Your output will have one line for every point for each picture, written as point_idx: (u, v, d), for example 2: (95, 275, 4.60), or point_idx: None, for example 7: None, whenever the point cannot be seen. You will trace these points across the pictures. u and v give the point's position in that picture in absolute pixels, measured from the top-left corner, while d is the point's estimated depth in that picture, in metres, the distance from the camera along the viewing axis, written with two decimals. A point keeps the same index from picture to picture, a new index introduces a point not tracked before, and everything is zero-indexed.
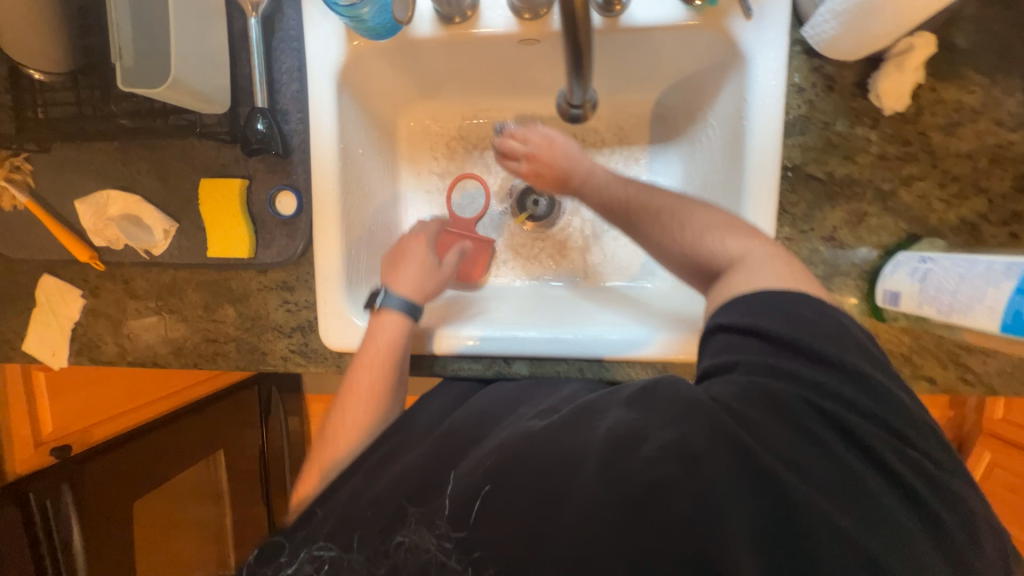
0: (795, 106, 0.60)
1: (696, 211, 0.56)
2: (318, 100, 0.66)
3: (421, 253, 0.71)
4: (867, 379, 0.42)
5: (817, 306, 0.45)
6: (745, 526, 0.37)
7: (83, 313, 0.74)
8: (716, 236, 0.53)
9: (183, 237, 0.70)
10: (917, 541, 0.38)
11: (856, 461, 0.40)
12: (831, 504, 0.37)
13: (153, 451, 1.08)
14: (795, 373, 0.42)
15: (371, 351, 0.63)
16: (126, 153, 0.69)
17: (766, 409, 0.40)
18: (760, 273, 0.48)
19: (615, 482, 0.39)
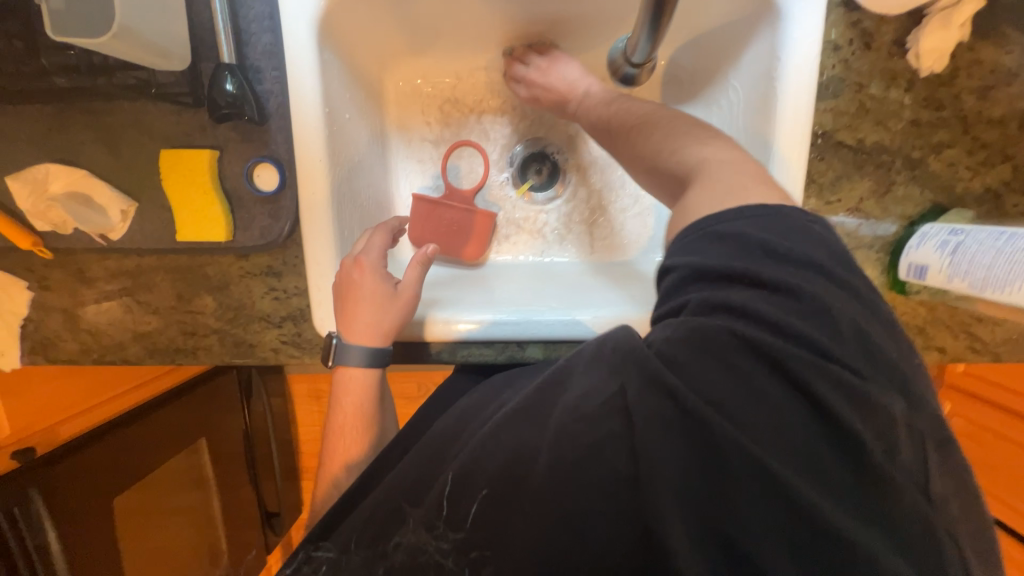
0: (830, 66, 0.56)
1: (665, 122, 0.56)
2: (296, 53, 0.56)
3: (369, 286, 0.60)
4: (824, 310, 0.36)
5: (783, 235, 0.39)
6: (668, 479, 0.34)
7: (32, 308, 0.64)
8: (682, 144, 0.52)
9: (144, 218, 0.60)
10: (853, 490, 0.34)
11: (800, 403, 0.34)
12: (762, 450, 0.33)
13: (130, 444, 1.01)
14: (738, 307, 0.37)
15: (348, 395, 0.60)
16: (64, 119, 0.58)
17: (699, 350, 0.36)
18: (711, 183, 0.45)
19: (563, 443, 0.36)
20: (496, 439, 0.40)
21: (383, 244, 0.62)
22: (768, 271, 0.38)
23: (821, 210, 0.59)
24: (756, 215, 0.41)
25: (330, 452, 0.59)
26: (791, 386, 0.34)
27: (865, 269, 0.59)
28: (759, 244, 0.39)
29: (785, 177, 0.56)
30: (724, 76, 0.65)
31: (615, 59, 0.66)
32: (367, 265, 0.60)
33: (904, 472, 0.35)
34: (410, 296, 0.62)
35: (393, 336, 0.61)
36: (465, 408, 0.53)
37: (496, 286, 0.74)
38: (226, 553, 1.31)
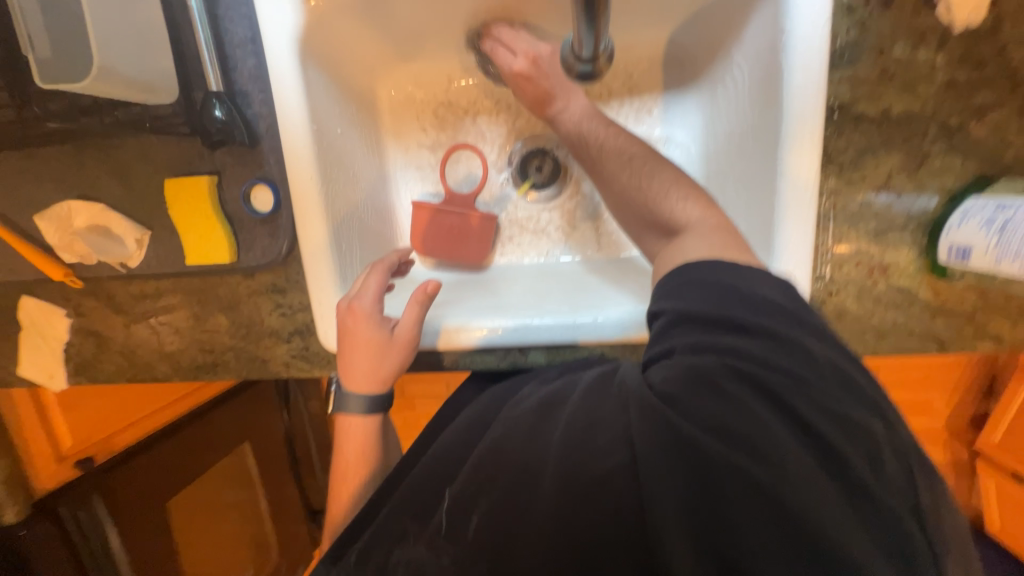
0: (844, 29, 0.50)
1: (664, 167, 0.56)
2: (280, 74, 0.57)
3: (364, 333, 0.60)
4: (804, 347, 0.37)
5: (747, 276, 0.41)
6: (671, 508, 0.32)
7: (71, 333, 0.70)
8: (676, 195, 0.53)
9: (158, 245, 0.64)
10: (864, 519, 0.32)
11: (791, 437, 0.34)
12: (762, 474, 0.32)
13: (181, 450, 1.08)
14: (724, 345, 0.37)
15: (350, 439, 0.62)
16: (81, 158, 0.62)
17: (689, 383, 0.36)
18: (706, 240, 0.47)
19: (568, 467, 0.36)
20: (503, 459, 0.40)
21: (378, 287, 0.61)
22: (750, 315, 0.39)
23: (841, 192, 0.53)
24: (721, 263, 0.43)
25: (340, 470, 0.62)
26: (783, 416, 0.34)
27: (898, 253, 0.53)
28: (735, 288, 0.40)
29: (795, 159, 0.51)
30: (728, 53, 0.60)
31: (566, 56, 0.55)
32: (361, 312, 0.60)
33: (897, 495, 0.33)
34: (409, 339, 0.61)
35: (390, 381, 0.62)
36: (471, 419, 0.52)
37: (499, 292, 0.72)
38: (276, 545, 1.40)
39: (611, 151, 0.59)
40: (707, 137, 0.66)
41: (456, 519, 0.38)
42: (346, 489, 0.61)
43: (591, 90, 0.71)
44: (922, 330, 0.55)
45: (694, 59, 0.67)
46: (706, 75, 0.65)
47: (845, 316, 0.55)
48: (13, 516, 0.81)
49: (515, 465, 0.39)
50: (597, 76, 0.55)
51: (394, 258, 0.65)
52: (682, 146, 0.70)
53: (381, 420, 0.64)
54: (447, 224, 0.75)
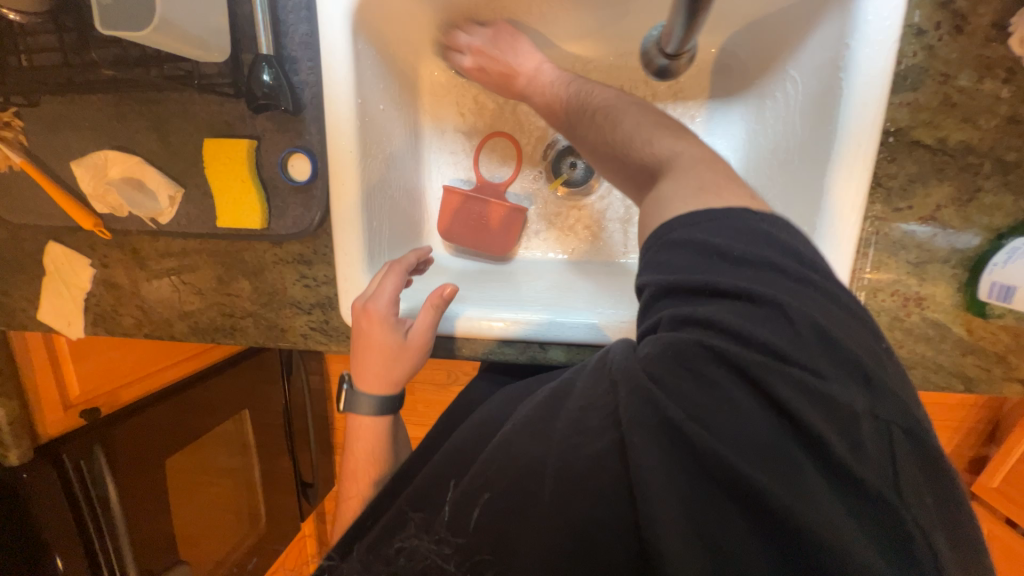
0: (910, 52, 0.49)
1: (632, 111, 0.54)
2: (331, 44, 0.56)
3: (379, 336, 0.60)
4: (790, 321, 0.34)
5: (730, 238, 0.38)
6: (661, 493, 0.31)
7: (94, 283, 0.70)
8: (648, 137, 0.50)
9: (190, 203, 0.63)
10: (843, 495, 0.32)
11: (780, 423, 0.32)
12: (748, 459, 0.31)
13: (183, 410, 1.08)
14: (706, 319, 0.35)
15: (360, 440, 0.63)
16: (123, 109, 0.62)
17: (672, 368, 0.34)
18: (682, 180, 0.43)
19: (568, 456, 0.36)
20: (511, 452, 0.39)
21: (394, 290, 0.60)
22: (735, 286, 0.36)
23: (886, 218, 0.52)
24: (705, 222, 0.39)
25: (349, 463, 0.63)
26: (764, 398, 0.33)
27: (936, 286, 0.53)
28: (718, 253, 0.37)
29: (842, 179, 0.50)
30: (783, 66, 0.60)
31: (649, 50, 0.62)
32: (376, 315, 0.59)
33: (877, 467, 0.33)
34: (422, 343, 0.61)
35: (402, 382, 0.63)
36: (485, 418, 0.51)
37: (521, 285, 0.72)
38: (266, 519, 1.38)
39: (581, 114, 0.59)
40: (751, 148, 0.66)
41: (467, 508, 0.38)
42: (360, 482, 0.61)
43: (634, 90, 0.71)
44: (950, 366, 0.54)
45: (745, 70, 0.66)
46: (756, 86, 0.65)
47: None
48: (17, 457, 0.83)
49: (518, 454, 0.39)
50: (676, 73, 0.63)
51: (412, 259, 0.63)
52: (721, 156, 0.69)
53: (390, 421, 0.65)
54: (476, 212, 0.75)
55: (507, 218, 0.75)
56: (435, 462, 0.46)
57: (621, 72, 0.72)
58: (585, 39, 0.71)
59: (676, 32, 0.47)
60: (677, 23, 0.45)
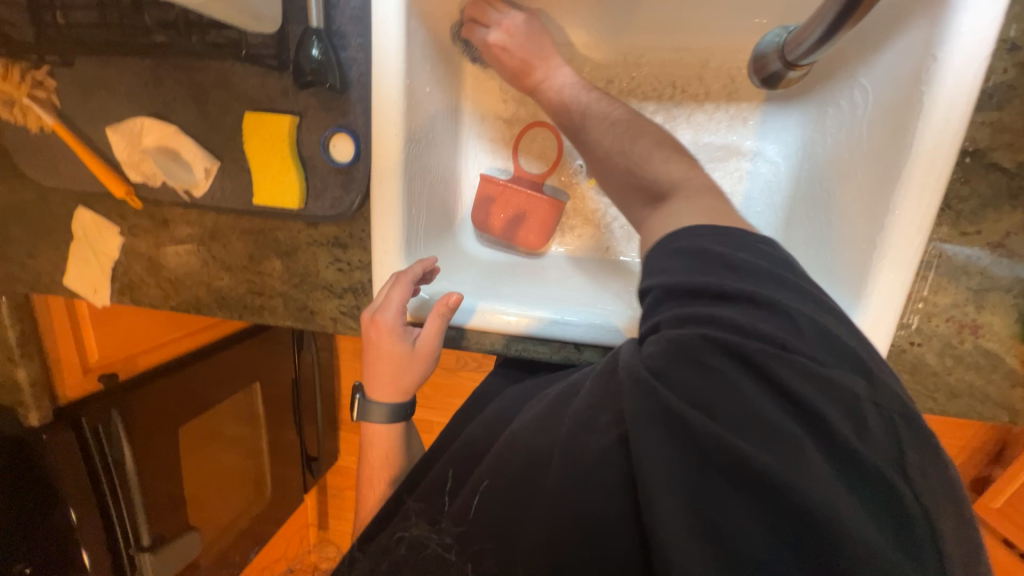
0: (1001, 68, 0.46)
1: (651, 134, 0.52)
2: (384, 21, 0.54)
3: (387, 345, 0.58)
4: (789, 314, 0.33)
5: (728, 241, 0.37)
6: (663, 483, 0.29)
7: (122, 252, 0.68)
8: (662, 159, 0.48)
9: (226, 178, 0.62)
10: (852, 481, 0.30)
11: (784, 413, 0.31)
12: (753, 447, 0.29)
13: (200, 379, 1.08)
14: (707, 316, 0.33)
15: (374, 447, 0.63)
16: (161, 75, 0.60)
17: (672, 360, 0.32)
18: (694, 202, 0.42)
19: (573, 453, 0.35)
20: (521, 447, 0.40)
21: (400, 301, 0.58)
22: (731, 280, 0.35)
23: (952, 241, 0.50)
24: (705, 231, 0.38)
25: (365, 472, 0.63)
26: (764, 386, 0.31)
27: (993, 315, 0.51)
28: (713, 256, 0.36)
29: (906, 199, 0.49)
30: (852, 73, 0.57)
31: (764, 54, 0.60)
32: (384, 325, 0.58)
33: (880, 448, 0.31)
34: (429, 354, 0.59)
35: (411, 391, 0.62)
36: (498, 413, 0.55)
37: (554, 283, 0.70)
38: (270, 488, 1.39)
39: (596, 117, 0.57)
40: (806, 157, 0.64)
41: (474, 494, 0.40)
42: (381, 469, 0.62)
43: (686, 87, 0.69)
44: (998, 397, 0.53)
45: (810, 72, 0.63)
46: (820, 91, 0.62)
47: (921, 369, 0.53)
48: (36, 418, 0.84)
49: (520, 450, 0.40)
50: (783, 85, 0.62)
51: (418, 271, 0.59)
52: (771, 163, 0.68)
53: (405, 428, 0.64)
54: (510, 202, 0.72)
55: (508, 218, 0.73)
56: (444, 460, 0.50)
57: (675, 67, 0.69)
58: (641, 29, 0.67)
59: (815, 35, 0.46)
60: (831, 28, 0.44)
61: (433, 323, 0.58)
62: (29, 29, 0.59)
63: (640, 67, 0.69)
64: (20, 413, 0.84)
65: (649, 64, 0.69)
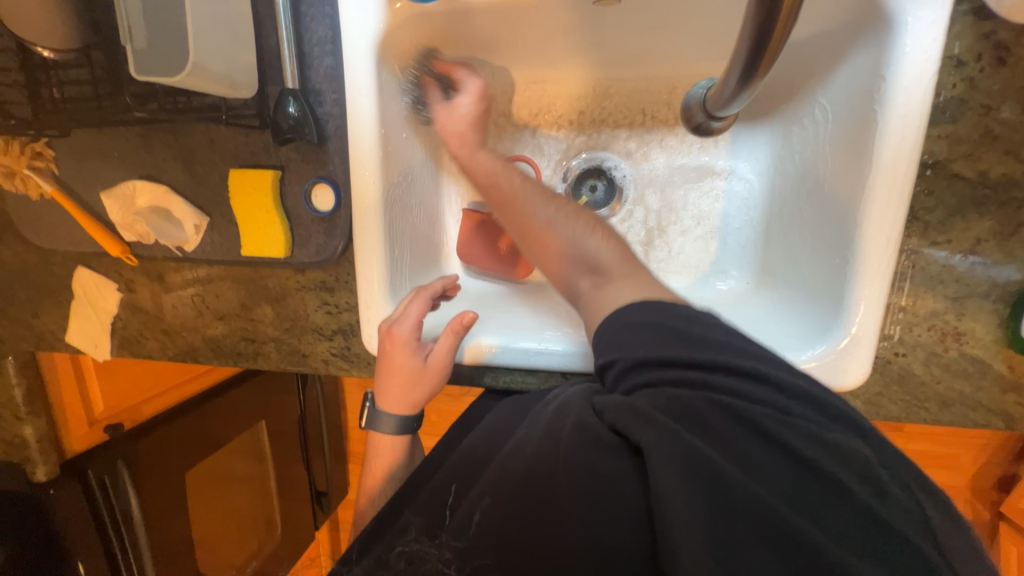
0: (950, 84, 0.48)
1: (575, 212, 0.58)
2: (356, 77, 0.57)
3: (400, 359, 0.60)
4: (777, 380, 0.38)
5: (702, 321, 0.43)
6: (685, 519, 0.31)
7: (120, 307, 0.71)
8: (591, 237, 0.56)
9: (215, 232, 0.64)
10: (866, 536, 0.32)
11: (787, 462, 0.34)
12: (762, 491, 0.33)
13: (205, 423, 1.09)
14: (702, 381, 0.38)
15: (380, 457, 0.63)
16: (150, 139, 0.63)
17: (679, 417, 0.36)
18: (626, 287, 0.50)
19: (587, 477, 0.35)
20: (521, 456, 0.39)
21: (418, 315, 0.60)
22: (721, 352, 0.40)
23: (924, 251, 0.51)
24: (680, 308, 0.44)
25: (365, 480, 0.64)
26: (774, 450, 0.34)
27: (975, 320, 0.51)
28: (692, 332, 0.42)
29: (874, 215, 0.49)
30: (812, 93, 0.59)
31: (690, 107, 0.65)
32: (399, 338, 0.59)
33: (901, 513, 0.33)
34: (441, 368, 0.60)
35: (420, 406, 0.62)
36: (493, 426, 0.53)
37: (542, 307, 0.69)
38: (280, 526, 1.38)
39: (532, 187, 0.60)
40: (778, 175, 0.65)
41: (473, 515, 0.37)
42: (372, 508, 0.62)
43: (656, 113, 0.70)
44: (990, 403, 0.52)
45: (775, 94, 0.64)
46: (785, 111, 0.64)
47: (909, 379, 0.53)
48: (43, 474, 0.84)
49: (526, 459, 0.39)
50: (716, 130, 0.65)
51: (439, 287, 0.64)
52: (745, 181, 0.68)
53: (411, 440, 0.64)
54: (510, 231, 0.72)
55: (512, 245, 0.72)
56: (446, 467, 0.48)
57: (644, 95, 0.70)
58: (609, 61, 0.69)
59: (731, 82, 0.45)
60: (741, 96, 0.47)
61: (449, 337, 0.59)
62: (27, 106, 0.63)
63: (610, 97, 0.71)
64: (28, 468, 0.84)
65: (618, 92, 0.71)
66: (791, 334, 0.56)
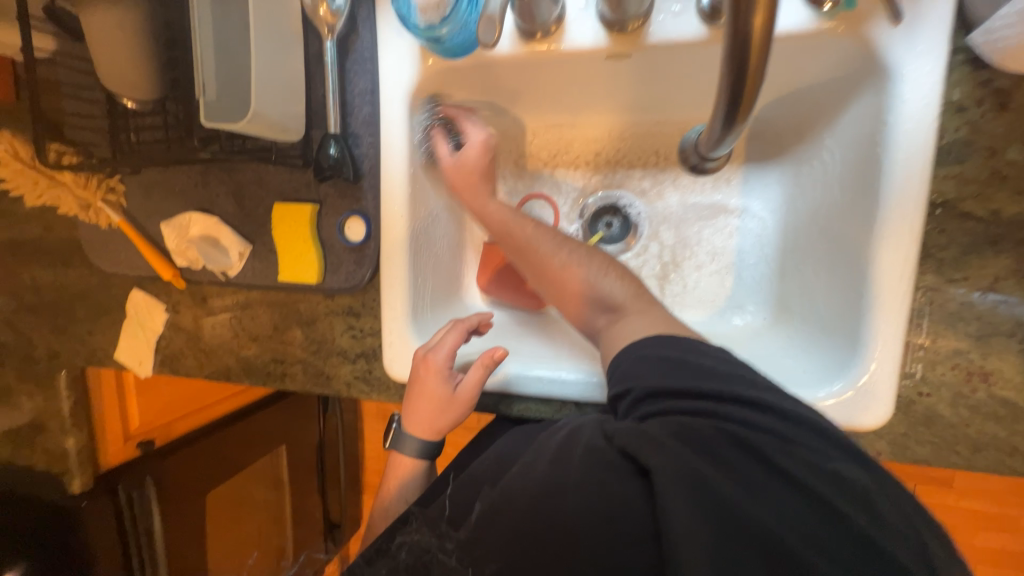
0: (953, 128, 0.50)
1: (590, 257, 0.59)
2: (391, 123, 0.63)
3: (431, 386, 0.61)
4: (782, 411, 0.39)
5: (713, 353, 0.44)
6: (693, 540, 0.31)
7: (165, 326, 0.77)
8: (608, 279, 0.57)
9: (257, 259, 0.70)
10: (872, 568, 0.32)
11: (791, 491, 0.34)
12: (768, 518, 0.33)
13: (231, 441, 1.14)
14: (709, 410, 0.39)
15: (397, 476, 0.65)
16: (208, 176, 0.71)
17: (688, 442, 0.37)
18: (642, 326, 0.51)
19: (597, 502, 0.35)
20: (527, 477, 0.40)
21: (454, 346, 0.62)
22: (729, 381, 0.41)
23: (940, 288, 0.51)
24: (689, 340, 0.46)
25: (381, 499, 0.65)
26: (779, 478, 0.35)
27: (1001, 360, 0.50)
28: (705, 363, 0.43)
29: (886, 252, 0.50)
30: (821, 136, 0.61)
31: (684, 148, 0.69)
32: (434, 365, 0.61)
33: (904, 547, 0.34)
34: (469, 400, 0.62)
35: (443, 433, 0.63)
36: (501, 452, 0.53)
37: (558, 339, 0.71)
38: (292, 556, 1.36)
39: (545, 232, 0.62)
40: (790, 213, 0.66)
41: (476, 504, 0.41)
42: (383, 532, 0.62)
43: (670, 154, 0.73)
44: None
45: (784, 136, 0.67)
46: (794, 153, 0.66)
47: (935, 420, 0.52)
48: (79, 485, 0.86)
49: (536, 483, 0.38)
50: (711, 169, 0.68)
51: (474, 320, 0.65)
52: (758, 219, 0.69)
53: (428, 468, 0.65)
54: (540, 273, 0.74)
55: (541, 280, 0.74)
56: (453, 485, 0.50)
57: (657, 138, 0.74)
58: (625, 110, 0.72)
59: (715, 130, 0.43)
60: (728, 139, 0.44)
61: (479, 372, 0.61)
62: (107, 148, 0.72)
63: (625, 140, 0.75)
64: (65, 480, 0.86)
65: (633, 136, 0.75)
66: (807, 369, 0.56)
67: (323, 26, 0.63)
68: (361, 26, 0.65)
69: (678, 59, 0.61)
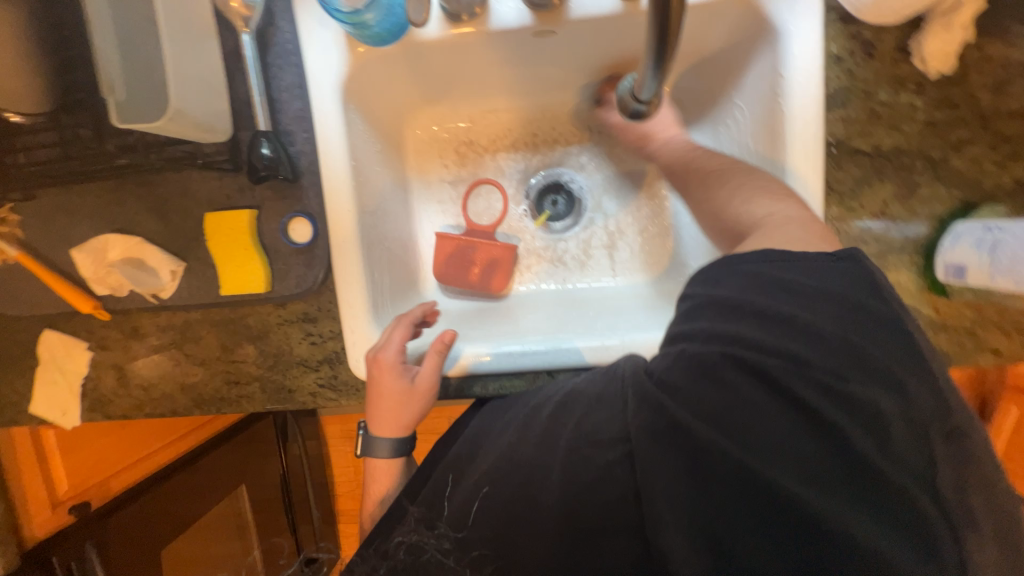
0: (835, 77, 0.57)
1: (741, 175, 0.53)
2: (324, 115, 0.61)
3: (388, 384, 0.61)
4: (806, 328, 0.38)
5: (800, 262, 0.41)
6: (671, 485, 0.35)
7: (90, 367, 0.69)
8: (745, 198, 0.50)
9: (192, 276, 0.65)
10: (855, 482, 0.35)
11: (787, 419, 0.36)
12: (751, 455, 0.35)
13: (184, 488, 1.03)
14: (737, 334, 0.38)
15: (377, 483, 0.62)
16: (121, 193, 0.65)
17: (697, 376, 0.37)
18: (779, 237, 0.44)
19: (575, 468, 0.39)
20: (513, 459, 0.43)
21: (401, 340, 0.61)
22: (773, 300, 0.39)
23: (843, 217, 0.59)
24: (767, 253, 0.42)
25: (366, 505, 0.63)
26: (781, 405, 0.36)
27: (899, 272, 0.58)
28: (771, 276, 0.41)
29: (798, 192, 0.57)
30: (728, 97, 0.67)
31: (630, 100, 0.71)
32: (386, 364, 0.60)
33: (894, 461, 0.36)
34: (428, 388, 0.62)
35: (413, 426, 0.63)
36: (475, 431, 0.53)
37: (522, 315, 0.72)
38: None
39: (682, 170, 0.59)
40: None
41: (474, 499, 0.42)
42: None
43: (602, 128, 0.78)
44: None
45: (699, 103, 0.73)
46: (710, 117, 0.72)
47: None
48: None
49: (522, 464, 0.42)
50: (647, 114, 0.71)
51: (418, 312, 0.65)
52: None
53: (407, 464, 0.64)
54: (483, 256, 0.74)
55: (485, 267, 0.74)
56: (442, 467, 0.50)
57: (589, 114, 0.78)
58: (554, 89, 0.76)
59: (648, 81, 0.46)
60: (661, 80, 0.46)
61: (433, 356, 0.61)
62: None
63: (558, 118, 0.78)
64: None
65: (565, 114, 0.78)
66: None
67: (238, 20, 0.60)
68: (280, 19, 0.63)
69: (598, 34, 0.65)
